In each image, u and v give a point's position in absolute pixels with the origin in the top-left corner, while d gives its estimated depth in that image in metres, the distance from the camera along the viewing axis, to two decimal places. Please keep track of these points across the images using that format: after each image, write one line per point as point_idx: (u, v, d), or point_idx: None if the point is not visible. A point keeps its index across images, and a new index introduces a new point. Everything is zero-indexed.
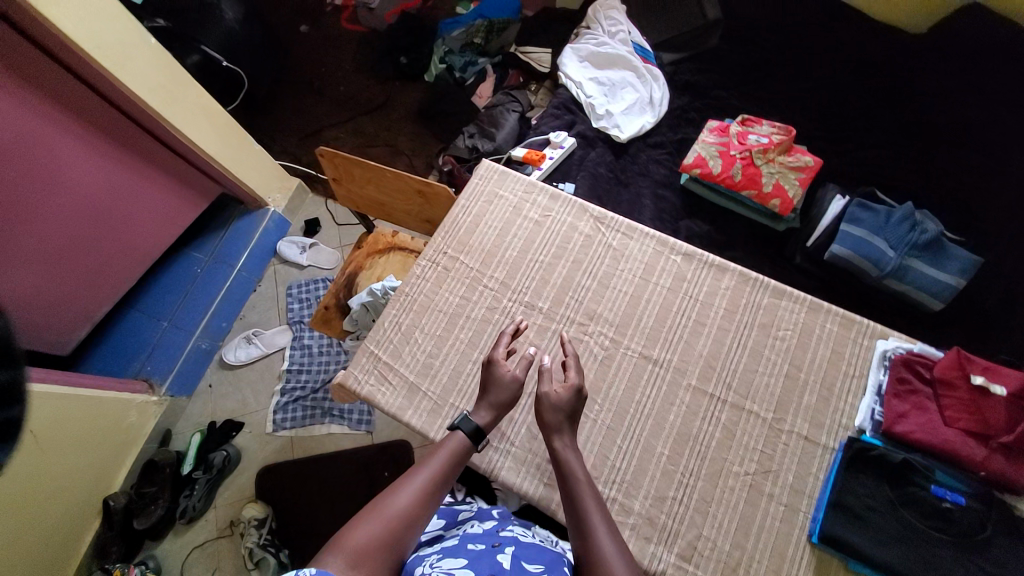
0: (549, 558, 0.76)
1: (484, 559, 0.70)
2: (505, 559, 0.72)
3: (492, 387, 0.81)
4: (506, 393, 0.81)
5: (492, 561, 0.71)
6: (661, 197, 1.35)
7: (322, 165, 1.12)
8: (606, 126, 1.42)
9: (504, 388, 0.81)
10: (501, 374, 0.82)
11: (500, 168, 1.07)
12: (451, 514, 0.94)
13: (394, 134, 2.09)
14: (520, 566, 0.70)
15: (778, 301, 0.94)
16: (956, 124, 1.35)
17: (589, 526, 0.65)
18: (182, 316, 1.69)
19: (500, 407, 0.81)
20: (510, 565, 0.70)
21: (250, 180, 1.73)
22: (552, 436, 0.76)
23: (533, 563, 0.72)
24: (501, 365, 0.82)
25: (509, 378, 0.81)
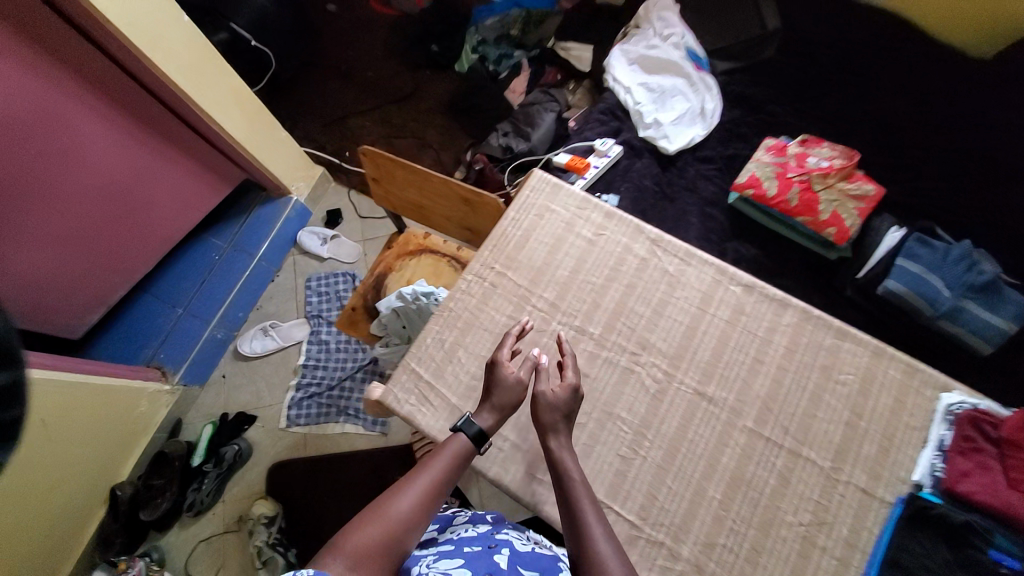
0: (543, 559, 0.79)
1: (482, 561, 0.74)
2: (502, 560, 0.75)
3: (494, 389, 0.78)
4: (510, 397, 0.78)
5: (490, 562, 0.74)
6: (708, 216, 1.30)
7: (363, 163, 1.08)
8: (654, 137, 1.36)
9: (507, 391, 0.78)
10: (503, 376, 0.78)
11: (552, 180, 1.02)
12: (445, 517, 0.91)
13: (422, 126, 2.03)
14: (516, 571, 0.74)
15: (840, 343, 0.90)
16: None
17: (585, 528, 0.63)
18: (199, 304, 1.64)
19: (504, 410, 0.77)
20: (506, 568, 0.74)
21: (275, 167, 1.66)
22: (546, 435, 0.75)
23: (530, 566, 0.76)
24: (504, 367, 0.79)
25: (512, 381, 0.78)
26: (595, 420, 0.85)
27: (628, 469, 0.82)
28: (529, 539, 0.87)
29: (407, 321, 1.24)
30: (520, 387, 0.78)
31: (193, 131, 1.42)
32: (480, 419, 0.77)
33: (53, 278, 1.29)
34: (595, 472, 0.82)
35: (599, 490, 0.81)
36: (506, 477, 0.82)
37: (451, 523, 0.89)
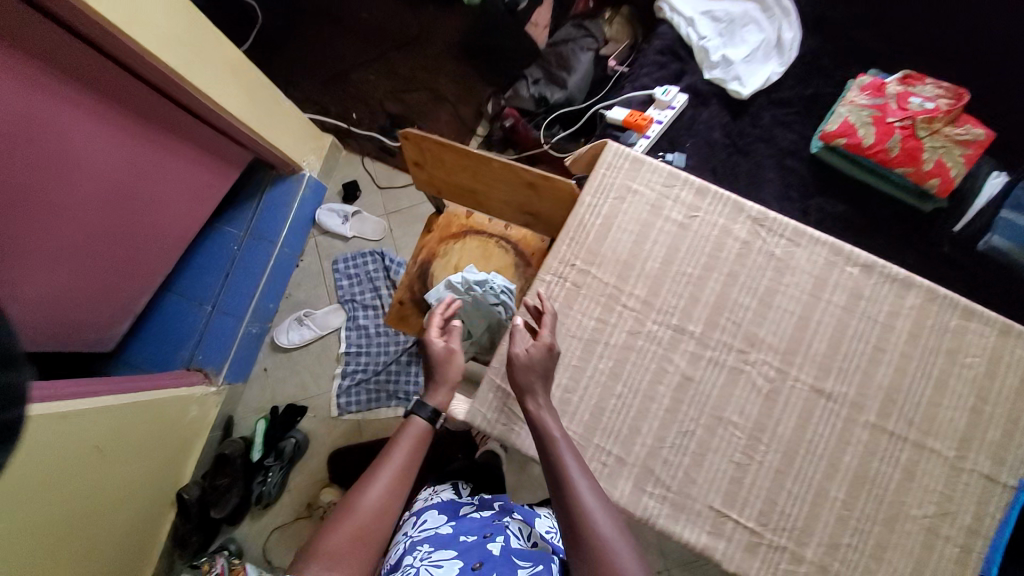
0: (539, 552, 0.84)
1: (475, 550, 0.79)
2: (495, 548, 0.81)
3: (437, 370, 0.85)
4: (447, 368, 0.84)
5: (483, 551, 0.80)
6: (788, 169, 1.15)
7: (404, 148, 0.93)
8: (723, 78, 1.18)
9: (445, 366, 0.84)
10: (433, 353, 0.85)
11: (632, 153, 0.88)
12: (452, 503, 0.95)
13: (434, 75, 1.79)
14: (509, 561, 0.78)
15: (966, 323, 0.81)
16: None
17: (572, 484, 0.67)
18: (228, 300, 1.54)
19: (450, 383, 0.84)
20: (499, 557, 0.79)
21: (283, 142, 1.48)
22: (524, 398, 0.75)
23: (522, 556, 0.80)
24: (436, 345, 0.86)
25: (444, 355, 0.85)
26: (704, 426, 0.78)
27: (744, 476, 0.76)
28: (531, 536, 0.89)
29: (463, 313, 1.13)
30: (452, 357, 0.85)
31: (189, 113, 1.23)
32: (434, 399, 0.84)
33: (73, 297, 1.19)
34: (708, 481, 0.76)
35: (715, 499, 0.76)
36: None
37: (458, 509, 0.93)
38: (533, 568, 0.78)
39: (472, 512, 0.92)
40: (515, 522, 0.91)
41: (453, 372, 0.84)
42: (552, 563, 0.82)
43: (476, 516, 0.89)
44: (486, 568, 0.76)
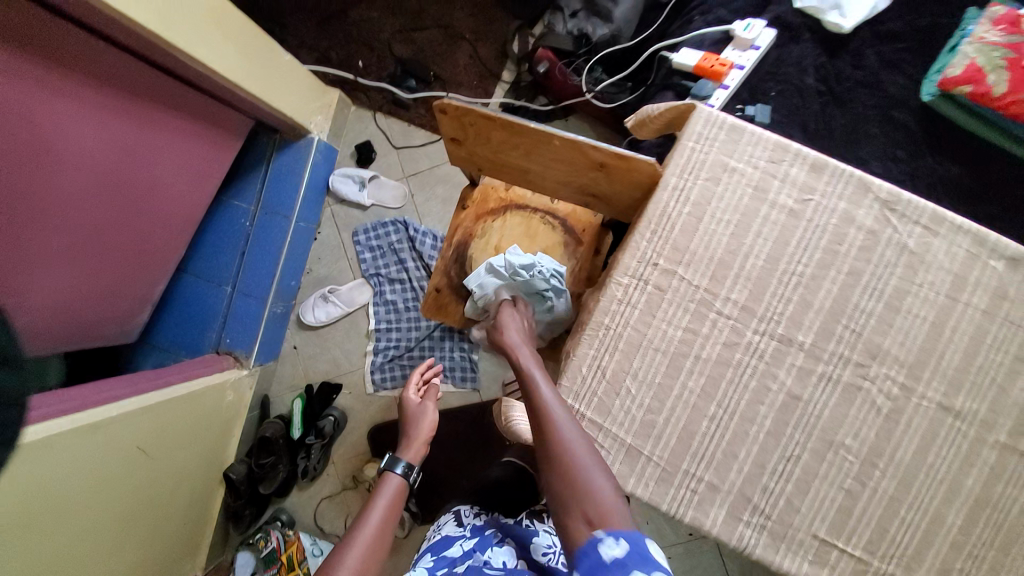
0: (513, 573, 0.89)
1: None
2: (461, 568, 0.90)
3: (411, 424, 1.03)
4: (419, 427, 1.01)
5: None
6: (894, 123, 0.97)
7: (440, 123, 0.77)
8: (820, 7, 0.97)
9: (418, 421, 1.03)
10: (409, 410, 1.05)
11: (728, 121, 0.71)
12: (443, 540, 0.99)
13: (447, 8, 1.54)
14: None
15: None
16: None
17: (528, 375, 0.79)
18: (248, 280, 1.42)
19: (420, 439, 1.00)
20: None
21: (283, 98, 1.27)
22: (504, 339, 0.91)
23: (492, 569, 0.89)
24: (411, 402, 1.06)
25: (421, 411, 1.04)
26: (812, 452, 0.69)
27: (854, 503, 0.69)
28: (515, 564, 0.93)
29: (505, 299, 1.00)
30: (423, 415, 1.03)
31: (175, 77, 1.04)
32: (408, 456, 0.97)
33: (90, 299, 1.08)
34: (813, 509, 0.69)
35: (820, 527, 0.70)
36: (657, 501, 0.71)
37: (449, 544, 0.97)
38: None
39: (456, 543, 0.97)
40: (498, 552, 0.94)
41: (421, 431, 1.00)
42: None
43: (458, 549, 0.95)
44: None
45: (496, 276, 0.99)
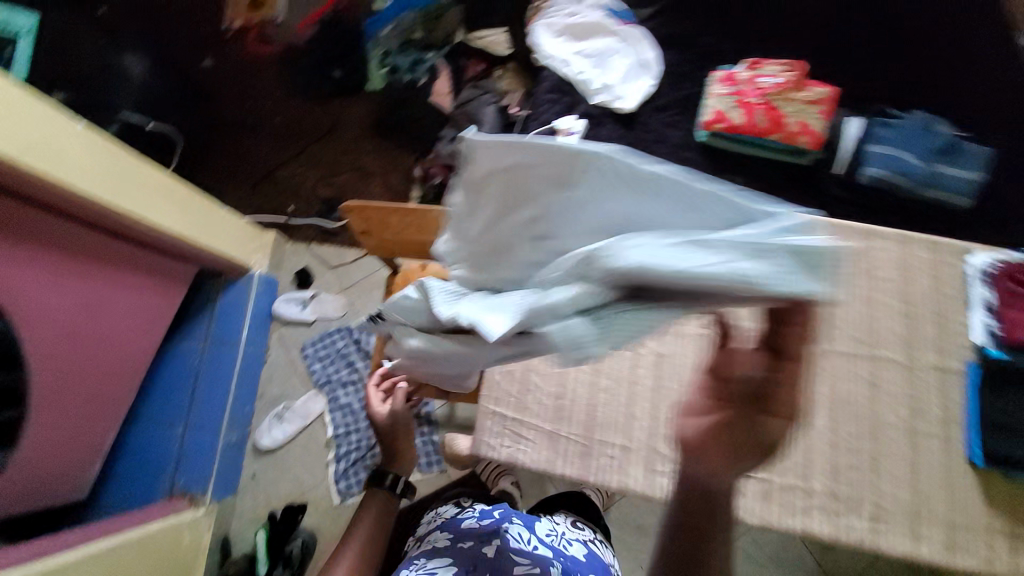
0: (537, 556, 0.93)
1: (470, 556, 0.92)
2: (491, 551, 0.92)
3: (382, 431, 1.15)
4: (396, 432, 1.15)
5: (479, 554, 0.92)
6: (686, 160, 1.32)
7: (351, 221, 1.00)
8: (608, 100, 1.38)
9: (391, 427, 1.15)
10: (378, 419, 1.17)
11: (551, 176, 0.99)
12: (456, 520, 1.05)
13: (356, 156, 1.93)
14: (504, 563, 0.89)
15: (874, 242, 0.91)
16: (931, 19, 1.37)
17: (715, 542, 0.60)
18: (202, 415, 1.47)
19: (396, 444, 1.14)
20: (495, 560, 0.90)
21: (223, 244, 1.50)
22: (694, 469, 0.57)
23: (519, 553, 0.92)
24: (375, 408, 1.18)
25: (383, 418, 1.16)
26: (689, 394, 0.85)
27: None
28: (530, 539, 0.98)
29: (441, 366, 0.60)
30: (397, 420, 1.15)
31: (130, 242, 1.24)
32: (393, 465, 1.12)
33: (39, 456, 1.11)
34: None
35: None
36: (585, 473, 0.83)
37: (461, 522, 1.04)
38: (529, 569, 0.89)
39: (473, 519, 1.04)
40: (515, 526, 1.00)
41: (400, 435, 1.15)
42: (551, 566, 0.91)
43: (474, 523, 1.02)
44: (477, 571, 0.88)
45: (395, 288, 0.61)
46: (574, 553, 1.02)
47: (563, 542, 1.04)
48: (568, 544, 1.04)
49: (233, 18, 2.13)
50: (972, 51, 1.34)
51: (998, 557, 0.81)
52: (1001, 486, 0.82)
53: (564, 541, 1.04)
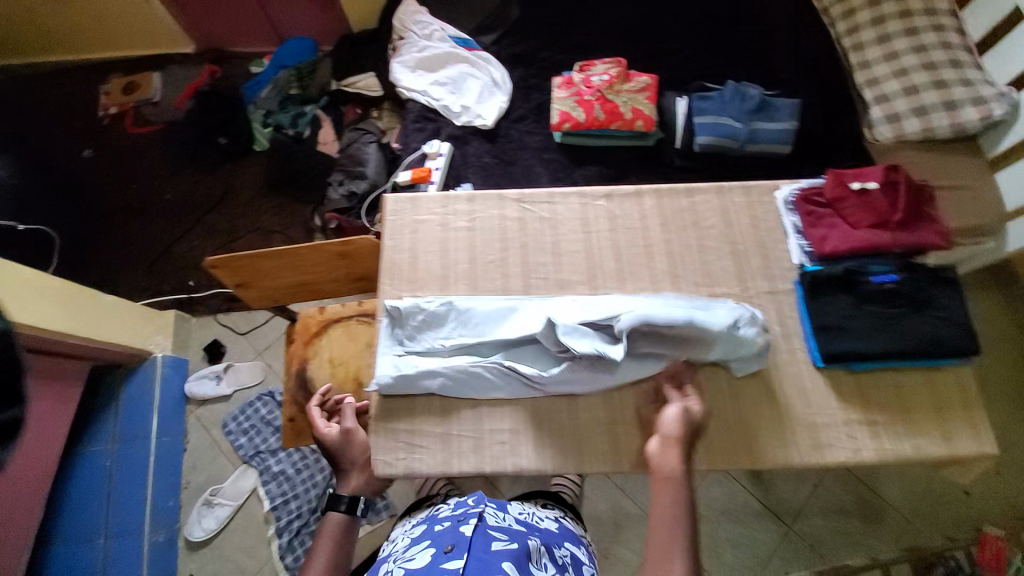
0: (514, 530, 0.89)
1: (448, 537, 0.85)
2: (468, 530, 0.85)
3: (335, 453, 0.85)
4: (350, 451, 0.85)
5: (457, 534, 0.85)
6: (548, 160, 1.44)
7: (218, 275, 1.00)
8: (469, 120, 1.49)
9: (344, 446, 0.85)
10: (329, 441, 0.85)
11: (407, 196, 1.06)
12: (434, 514, 0.99)
13: (253, 216, 1.92)
14: (483, 539, 0.83)
15: (694, 198, 1.06)
16: (713, 16, 1.68)
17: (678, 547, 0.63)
18: (120, 519, 1.41)
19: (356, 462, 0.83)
20: (475, 535, 0.84)
21: (116, 334, 1.45)
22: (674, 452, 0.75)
23: (494, 530, 0.86)
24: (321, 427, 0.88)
25: (334, 437, 0.86)
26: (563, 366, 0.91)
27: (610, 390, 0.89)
28: (506, 517, 0.94)
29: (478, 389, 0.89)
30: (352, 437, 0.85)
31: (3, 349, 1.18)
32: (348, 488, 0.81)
33: None
34: (588, 409, 0.88)
35: (600, 419, 0.88)
36: (482, 466, 0.86)
37: (438, 515, 0.98)
38: (507, 544, 0.83)
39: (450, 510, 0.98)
40: (490, 510, 0.95)
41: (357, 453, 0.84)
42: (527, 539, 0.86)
43: (451, 513, 0.96)
44: (459, 548, 0.81)
45: (398, 319, 0.93)
46: (543, 527, 1.00)
47: (534, 517, 1.03)
48: (539, 520, 1.03)
49: (107, 105, 2.15)
50: (749, 35, 1.65)
51: (861, 446, 0.87)
52: (846, 380, 0.91)
53: (534, 517, 1.03)
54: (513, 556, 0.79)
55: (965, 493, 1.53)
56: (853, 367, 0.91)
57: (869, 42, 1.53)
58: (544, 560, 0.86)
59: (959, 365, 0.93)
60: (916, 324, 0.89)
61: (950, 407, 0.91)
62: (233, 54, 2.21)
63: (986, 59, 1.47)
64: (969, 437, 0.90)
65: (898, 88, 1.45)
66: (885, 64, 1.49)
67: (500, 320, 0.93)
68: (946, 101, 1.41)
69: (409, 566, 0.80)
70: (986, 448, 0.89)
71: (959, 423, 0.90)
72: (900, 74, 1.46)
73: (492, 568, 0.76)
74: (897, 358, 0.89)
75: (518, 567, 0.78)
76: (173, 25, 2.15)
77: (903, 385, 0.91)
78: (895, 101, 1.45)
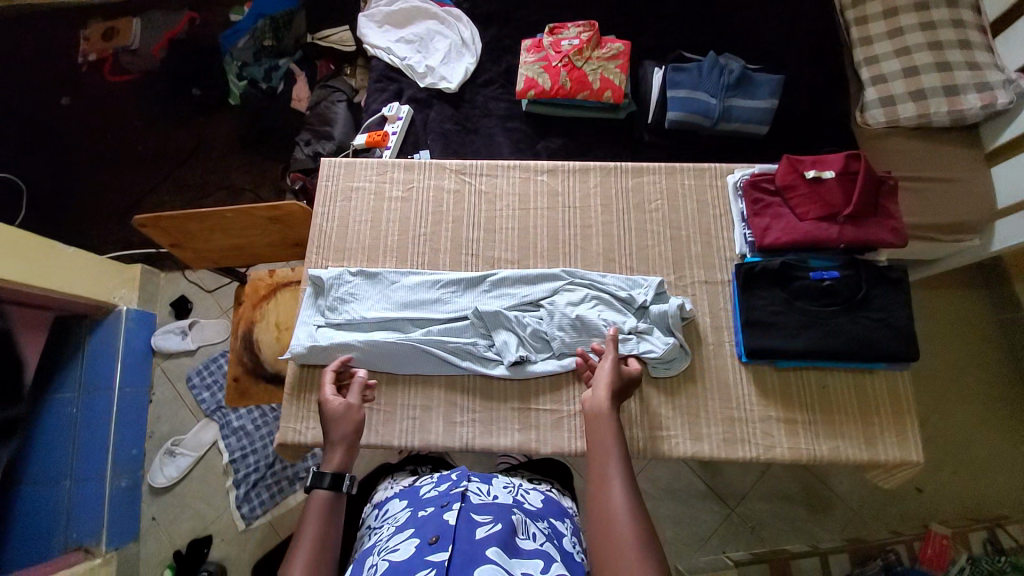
0: (498, 507, 0.73)
1: (432, 524, 0.68)
2: (453, 516, 0.69)
3: (331, 425, 0.78)
4: (345, 426, 0.78)
5: (441, 522, 0.68)
6: (512, 129, 1.38)
7: (151, 234, 1.04)
8: (433, 82, 1.41)
9: (341, 420, 0.79)
10: (331, 414, 0.79)
11: (343, 161, 1.05)
12: (412, 489, 0.83)
13: (225, 173, 1.90)
14: (468, 526, 0.66)
15: (642, 179, 1.02)
16: None
17: (609, 480, 0.64)
18: (85, 463, 1.47)
19: (349, 437, 0.77)
20: (460, 522, 0.67)
21: (83, 287, 1.49)
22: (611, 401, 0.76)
23: (481, 511, 0.70)
24: (327, 397, 0.81)
25: (341, 409, 0.80)
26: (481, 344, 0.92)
27: None
28: (491, 492, 0.78)
29: (392, 363, 0.89)
30: (352, 413, 0.79)
31: None
32: (331, 464, 0.74)
33: None
34: (501, 387, 0.90)
35: (513, 398, 0.90)
36: (389, 439, 0.88)
37: (418, 490, 0.82)
38: (493, 527, 0.67)
39: (432, 487, 0.81)
40: (473, 483, 0.79)
41: (352, 430, 0.78)
42: (515, 515, 0.71)
43: (434, 491, 0.79)
44: (444, 539, 0.64)
45: (320, 289, 0.95)
46: (530, 500, 0.81)
47: (519, 490, 0.82)
48: (523, 493, 0.82)
49: (86, 51, 2.08)
50: (747, 1, 1.53)
51: (776, 443, 0.87)
52: (769, 376, 0.90)
53: (520, 491, 0.82)
54: (502, 542, 0.63)
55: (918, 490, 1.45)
56: (778, 364, 0.90)
57: (874, 15, 1.39)
58: (533, 529, 0.71)
59: (892, 370, 0.90)
60: (848, 325, 0.87)
61: (877, 411, 0.89)
62: (212, 0, 2.11)
63: (999, 41, 1.32)
64: (893, 444, 0.87)
65: (897, 68, 1.33)
66: (889, 40, 1.36)
67: (422, 295, 0.93)
68: (948, 85, 1.28)
69: (386, 563, 0.63)
70: (911, 456, 0.86)
71: (885, 429, 0.88)
72: (902, 52, 1.33)
73: (478, 560, 0.60)
74: (824, 359, 0.87)
75: (509, 556, 0.62)
76: None
77: (829, 387, 0.90)
78: (892, 83, 1.33)
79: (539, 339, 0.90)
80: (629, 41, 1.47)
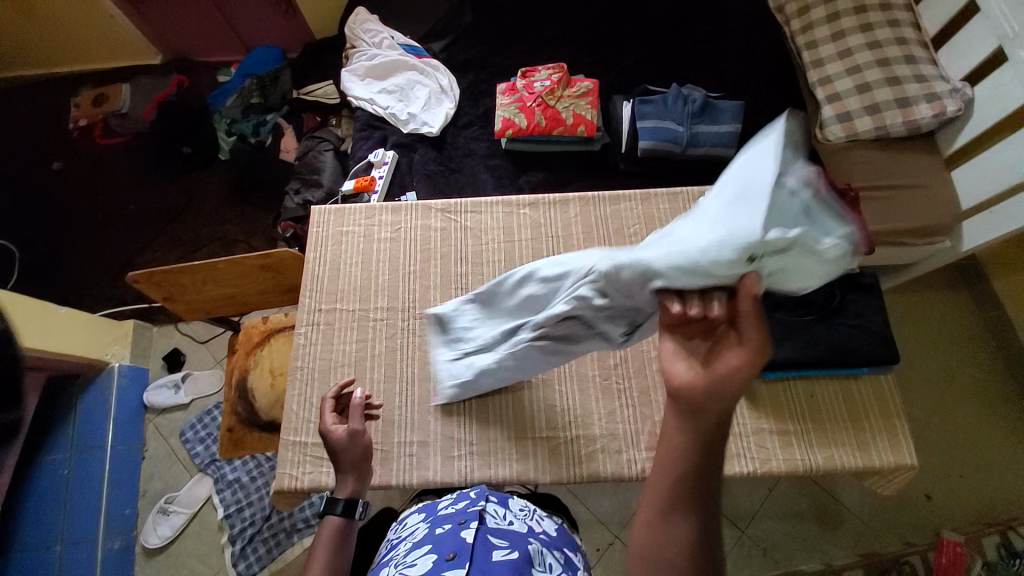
0: (516, 533, 0.72)
1: (449, 541, 0.68)
2: (471, 533, 0.68)
3: (337, 453, 0.78)
4: (349, 455, 0.78)
5: (458, 539, 0.68)
6: (493, 166, 1.44)
7: (143, 290, 1.06)
8: (415, 127, 1.48)
9: (345, 447, 0.78)
10: (333, 442, 0.79)
11: (332, 207, 1.09)
12: (432, 503, 0.84)
13: (217, 225, 1.94)
14: (485, 548, 0.66)
15: (619, 206, 1.07)
16: (667, 18, 1.67)
17: (673, 522, 0.49)
18: (75, 528, 1.43)
19: (356, 466, 0.78)
20: (477, 541, 0.67)
21: (75, 346, 1.48)
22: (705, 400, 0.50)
23: (499, 534, 0.70)
24: (331, 426, 0.80)
25: (343, 438, 0.79)
26: None
27: (520, 394, 0.93)
28: (507, 515, 0.77)
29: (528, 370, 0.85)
30: (356, 439, 0.79)
31: None
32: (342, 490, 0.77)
33: None
34: (498, 416, 0.92)
35: (510, 427, 0.91)
36: (388, 479, 0.88)
37: (437, 504, 0.83)
38: (510, 553, 0.66)
39: (450, 503, 0.81)
40: (492, 504, 0.79)
41: (358, 456, 0.78)
42: (532, 545, 0.70)
43: (451, 507, 0.79)
44: (461, 556, 0.64)
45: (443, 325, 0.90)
46: (546, 528, 0.79)
47: (533, 516, 0.82)
48: (537, 519, 0.81)
49: (77, 117, 2.15)
50: (704, 36, 1.64)
51: (772, 455, 0.88)
52: (758, 387, 0.92)
53: (534, 517, 0.82)
54: (518, 569, 0.62)
55: (927, 498, 1.44)
56: (765, 375, 0.92)
57: (823, 40, 1.50)
58: (550, 560, 0.68)
59: (876, 374, 0.93)
60: (827, 332, 0.90)
61: (866, 416, 0.90)
62: (201, 62, 2.20)
63: (940, 56, 1.43)
64: (887, 447, 0.88)
65: (850, 87, 1.42)
66: (839, 62, 1.46)
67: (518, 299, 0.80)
68: (897, 99, 1.37)
69: None
70: (904, 459, 0.88)
71: (876, 433, 0.89)
72: (852, 72, 1.43)
73: None
74: (807, 366, 0.90)
75: None
76: (141, 35, 2.14)
77: (818, 395, 0.92)
78: (847, 100, 1.41)
79: (622, 307, 0.67)
80: (598, 78, 1.57)
